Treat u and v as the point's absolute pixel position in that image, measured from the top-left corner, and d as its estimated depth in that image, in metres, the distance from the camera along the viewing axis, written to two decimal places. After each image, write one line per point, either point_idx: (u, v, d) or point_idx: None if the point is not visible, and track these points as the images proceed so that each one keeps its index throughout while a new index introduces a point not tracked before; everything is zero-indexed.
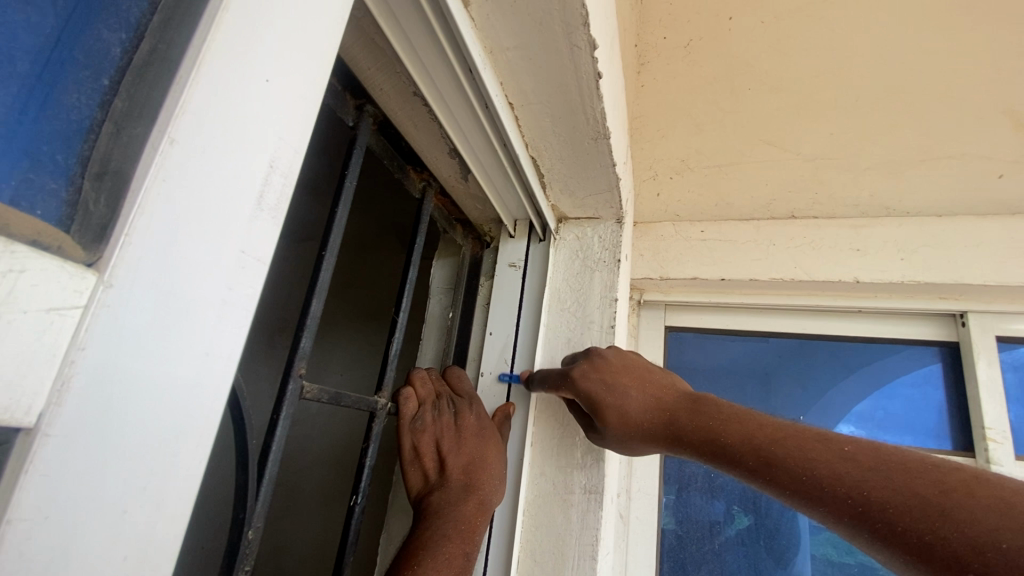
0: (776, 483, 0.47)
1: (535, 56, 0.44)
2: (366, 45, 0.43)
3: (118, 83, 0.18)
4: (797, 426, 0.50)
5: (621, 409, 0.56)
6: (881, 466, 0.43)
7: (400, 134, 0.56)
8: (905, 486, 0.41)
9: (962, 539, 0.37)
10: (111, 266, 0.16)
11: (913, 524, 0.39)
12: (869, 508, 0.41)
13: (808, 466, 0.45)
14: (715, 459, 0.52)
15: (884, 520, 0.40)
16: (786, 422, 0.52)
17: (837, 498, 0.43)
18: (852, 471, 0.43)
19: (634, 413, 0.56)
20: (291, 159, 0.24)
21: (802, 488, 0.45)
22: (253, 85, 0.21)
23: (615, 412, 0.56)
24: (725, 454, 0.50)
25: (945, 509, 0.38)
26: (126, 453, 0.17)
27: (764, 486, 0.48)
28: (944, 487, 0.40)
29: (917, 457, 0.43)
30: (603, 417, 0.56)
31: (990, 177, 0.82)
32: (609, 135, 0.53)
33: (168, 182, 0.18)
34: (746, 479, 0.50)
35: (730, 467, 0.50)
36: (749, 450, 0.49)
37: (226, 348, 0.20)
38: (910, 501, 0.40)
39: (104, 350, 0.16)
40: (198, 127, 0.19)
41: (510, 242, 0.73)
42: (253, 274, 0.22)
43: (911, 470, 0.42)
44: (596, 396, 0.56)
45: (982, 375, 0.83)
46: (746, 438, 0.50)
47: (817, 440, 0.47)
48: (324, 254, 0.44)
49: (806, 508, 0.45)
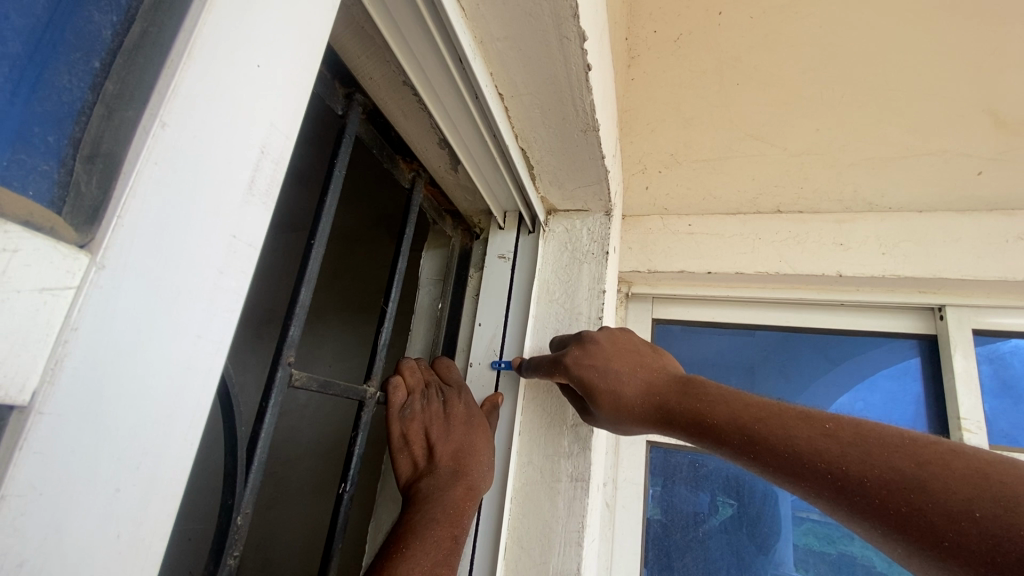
0: (760, 461, 0.47)
1: (525, 47, 0.44)
2: (356, 34, 0.43)
3: (108, 65, 0.18)
4: (780, 405, 0.51)
5: (613, 391, 0.57)
6: (859, 440, 0.44)
7: (390, 123, 0.56)
8: (883, 460, 0.41)
9: (935, 509, 0.38)
10: (105, 247, 0.16)
11: (889, 496, 0.40)
12: (847, 482, 0.42)
13: (789, 442, 0.46)
14: (703, 439, 0.52)
15: (862, 494, 0.41)
16: (771, 401, 0.52)
17: (815, 473, 0.44)
18: (832, 446, 0.44)
19: (626, 396, 0.58)
20: (283, 146, 0.24)
21: (783, 464, 0.46)
22: (245, 70, 0.21)
23: (607, 395, 0.57)
24: (710, 432, 0.52)
25: (921, 481, 0.39)
26: (119, 432, 0.17)
27: (747, 462, 0.49)
28: (920, 459, 0.40)
29: (895, 429, 0.44)
30: (597, 400, 0.58)
31: (970, 173, 0.84)
32: (598, 128, 0.54)
33: (160, 164, 0.18)
34: (731, 457, 0.51)
35: (716, 446, 0.52)
36: (733, 429, 0.50)
37: (216, 332, 0.21)
38: (887, 474, 0.41)
39: (97, 330, 0.16)
40: (190, 111, 0.19)
41: (500, 233, 0.73)
42: (245, 258, 0.22)
43: (888, 443, 0.43)
44: (591, 381, 0.57)
45: (959, 367, 0.85)
46: (729, 417, 0.51)
47: (798, 417, 0.48)
48: (313, 243, 0.44)
49: (789, 483, 0.46)
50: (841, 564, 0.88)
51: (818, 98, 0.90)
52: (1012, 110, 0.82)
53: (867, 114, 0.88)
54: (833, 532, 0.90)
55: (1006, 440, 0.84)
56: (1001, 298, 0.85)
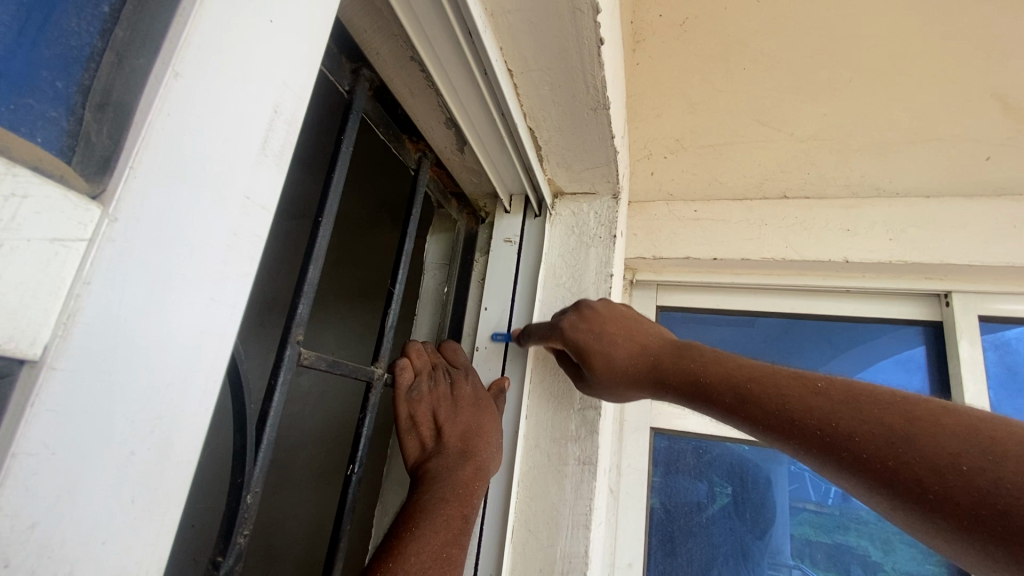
0: (751, 419, 0.47)
1: (539, 20, 0.43)
2: (363, 5, 0.42)
3: (118, 12, 0.17)
4: (772, 365, 0.51)
5: (606, 355, 0.57)
6: (850, 398, 0.43)
7: (397, 101, 0.55)
8: (872, 416, 0.41)
9: (922, 462, 0.37)
10: (117, 199, 0.16)
11: (876, 451, 0.39)
12: (836, 437, 0.41)
13: (779, 400, 0.46)
14: (693, 399, 0.53)
15: (849, 449, 0.41)
16: (764, 363, 0.52)
17: (805, 429, 0.43)
18: (822, 403, 0.44)
19: (618, 360, 0.58)
20: (296, 107, 0.23)
21: (773, 421, 0.46)
22: (256, 23, 0.21)
23: (601, 358, 0.57)
24: (702, 391, 0.52)
25: (910, 436, 0.39)
26: (133, 395, 0.17)
27: (739, 422, 0.49)
28: (910, 415, 0.40)
29: (887, 389, 0.44)
30: (591, 364, 0.58)
31: (978, 159, 0.84)
32: (608, 106, 0.53)
33: (173, 116, 0.17)
34: (720, 416, 0.51)
35: (706, 406, 0.52)
36: (726, 388, 0.50)
37: (230, 295, 0.20)
38: (876, 430, 0.40)
39: (111, 287, 0.16)
40: (202, 63, 0.18)
41: (506, 217, 0.72)
42: (258, 221, 0.21)
43: (879, 400, 0.42)
44: (584, 345, 0.58)
45: (965, 354, 0.85)
46: (722, 376, 0.51)
47: (791, 376, 0.48)
48: (321, 221, 0.43)
49: (779, 441, 0.46)
50: (838, 552, 0.88)
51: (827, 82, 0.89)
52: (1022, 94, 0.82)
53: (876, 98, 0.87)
54: (836, 520, 0.89)
55: None
56: (1008, 284, 0.85)
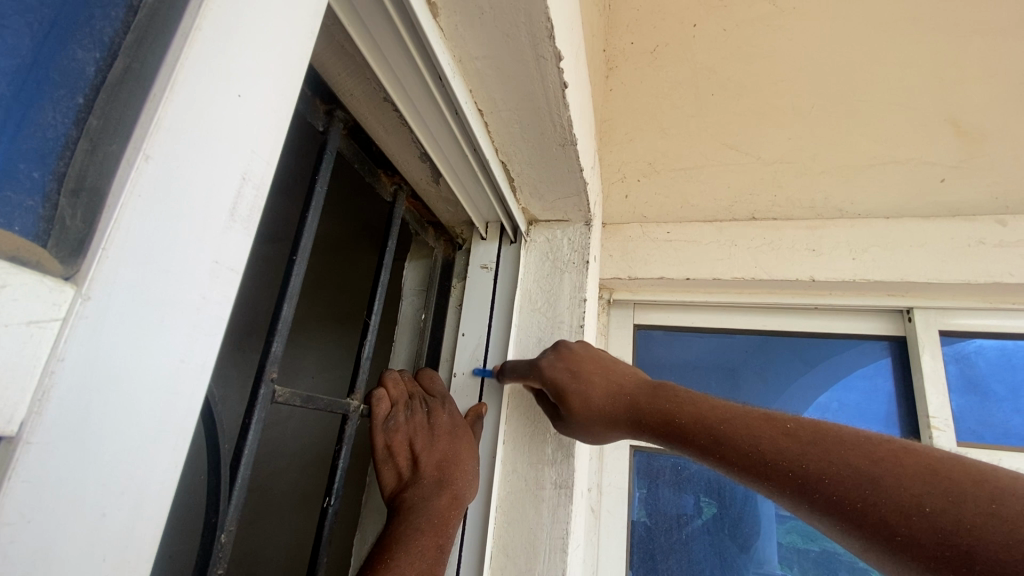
0: (726, 460, 0.49)
1: (504, 66, 0.46)
2: (337, 53, 0.44)
3: (92, 101, 0.19)
4: (744, 407, 0.53)
5: (584, 395, 0.58)
6: (818, 438, 0.45)
7: (371, 138, 0.56)
8: (839, 456, 0.43)
9: (889, 504, 0.39)
10: (90, 279, 0.17)
11: (845, 492, 0.41)
12: (808, 479, 0.43)
13: (752, 441, 0.48)
14: (671, 439, 0.54)
15: (820, 490, 0.43)
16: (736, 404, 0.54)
17: (778, 471, 0.45)
18: (792, 445, 0.46)
19: (596, 400, 0.59)
20: (263, 171, 0.24)
21: (748, 463, 0.47)
22: (225, 100, 0.22)
23: (579, 398, 0.58)
24: (679, 431, 0.53)
25: (875, 476, 0.41)
26: (103, 458, 0.18)
27: (714, 462, 0.51)
28: (875, 456, 0.42)
29: (853, 430, 0.46)
30: (569, 404, 0.58)
31: (933, 181, 0.88)
32: (576, 142, 0.55)
33: (144, 195, 0.18)
34: (698, 456, 0.52)
35: (682, 445, 0.53)
36: (701, 429, 0.52)
37: (198, 357, 0.21)
38: (843, 470, 0.42)
39: (82, 360, 0.17)
40: (173, 143, 0.20)
41: (482, 244, 0.74)
42: (227, 283, 0.22)
43: (845, 441, 0.44)
44: (562, 384, 0.58)
45: (927, 368, 0.88)
46: (697, 418, 0.53)
47: (762, 418, 0.50)
48: (295, 258, 0.44)
49: (755, 483, 0.47)
50: (825, 561, 0.90)
51: (788, 108, 0.95)
52: (969, 120, 0.87)
53: (832, 124, 0.92)
54: (814, 530, 0.91)
55: (972, 437, 0.87)
56: (965, 299, 0.89)
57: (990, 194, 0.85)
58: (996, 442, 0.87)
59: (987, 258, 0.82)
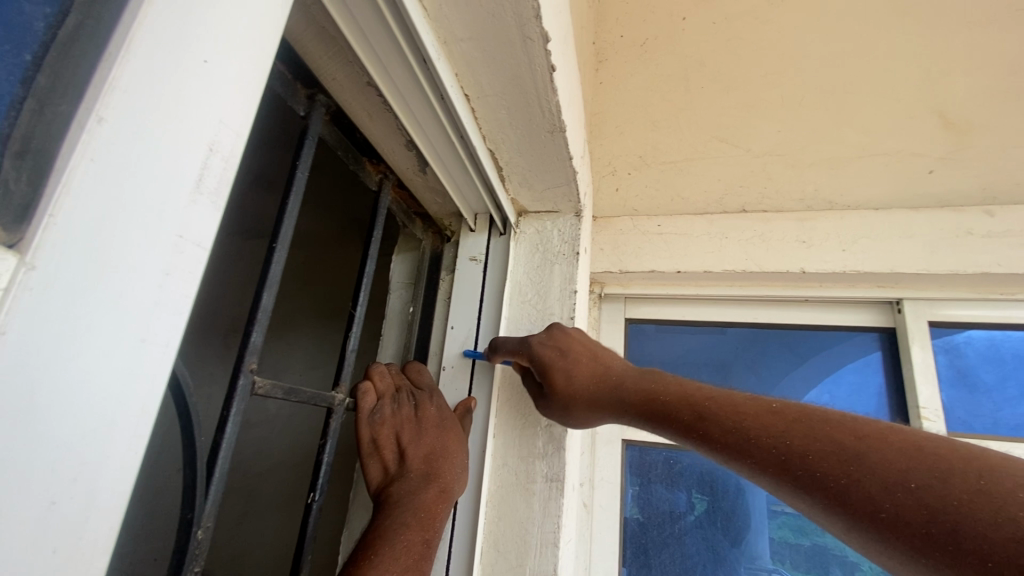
0: (708, 438, 0.49)
1: (490, 49, 0.44)
2: (318, 34, 0.42)
3: (41, 59, 0.17)
4: (731, 391, 0.52)
5: (569, 372, 0.58)
6: (803, 418, 0.45)
7: (355, 125, 0.55)
8: (825, 434, 0.43)
9: (873, 480, 0.39)
10: (35, 247, 0.16)
11: (830, 469, 0.41)
12: (791, 457, 0.43)
13: (737, 419, 0.48)
14: (655, 420, 0.54)
15: (804, 468, 0.42)
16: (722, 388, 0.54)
17: (762, 448, 0.45)
18: (777, 423, 0.46)
19: (580, 380, 0.58)
20: (233, 144, 0.23)
21: (731, 441, 0.47)
22: (189, 64, 0.21)
23: (562, 375, 0.58)
24: (664, 411, 0.53)
25: (861, 453, 0.40)
26: (54, 442, 0.16)
27: (696, 442, 0.50)
28: (860, 434, 0.42)
29: (839, 412, 0.46)
30: (552, 381, 0.58)
31: (922, 172, 0.88)
32: (564, 129, 0.54)
33: (97, 161, 0.17)
34: (680, 437, 0.52)
35: (666, 425, 0.53)
36: (686, 408, 0.52)
37: (161, 335, 0.20)
38: (828, 448, 0.42)
39: (29, 334, 0.15)
40: (131, 107, 0.18)
41: (471, 235, 0.73)
42: (193, 258, 0.21)
43: (830, 421, 0.44)
44: (548, 361, 0.58)
45: (917, 359, 0.88)
46: (684, 399, 0.53)
47: (748, 399, 0.50)
48: (275, 247, 0.43)
49: (736, 462, 0.47)
50: (815, 554, 0.90)
51: (778, 100, 0.94)
52: (957, 112, 0.87)
53: (822, 116, 0.92)
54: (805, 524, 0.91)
55: (962, 427, 0.87)
56: (954, 290, 0.89)
57: (977, 185, 0.86)
58: (986, 431, 0.87)
59: (975, 249, 0.83)
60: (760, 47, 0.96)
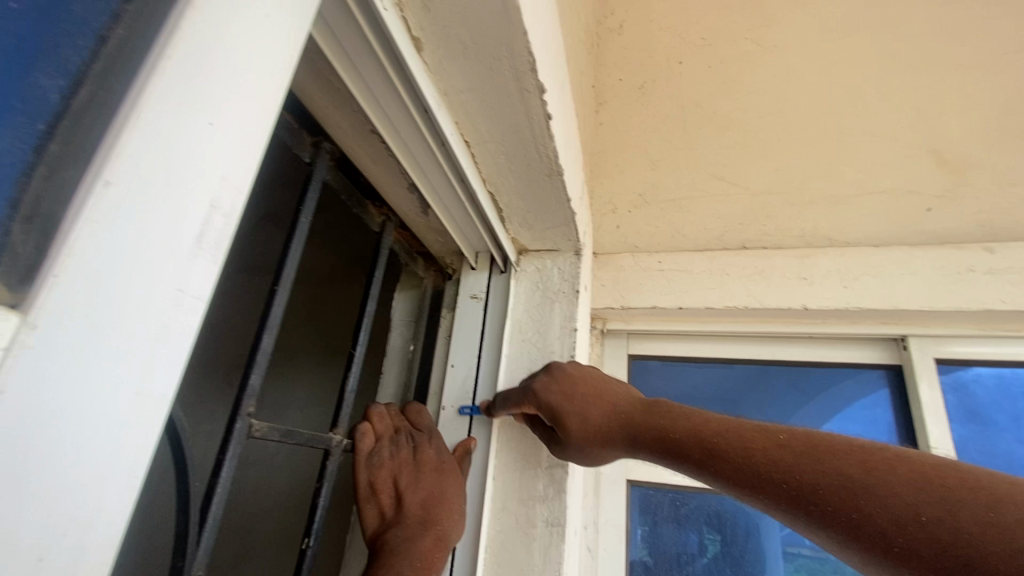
0: (722, 475, 0.48)
1: (489, 98, 0.46)
2: (323, 86, 0.45)
3: (54, 128, 0.18)
4: (741, 419, 0.51)
5: (582, 416, 0.58)
6: (811, 449, 0.44)
7: (359, 170, 0.57)
8: (832, 467, 0.42)
9: (884, 515, 0.38)
10: (38, 307, 0.16)
11: (841, 504, 0.40)
12: (803, 491, 0.42)
13: (746, 454, 0.47)
14: (668, 455, 0.53)
15: (816, 502, 0.41)
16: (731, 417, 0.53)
17: (774, 484, 0.44)
18: (785, 456, 0.45)
19: (594, 418, 0.58)
20: (234, 199, 0.24)
21: (743, 476, 0.46)
22: (196, 127, 0.22)
23: (576, 419, 0.58)
24: (674, 448, 0.52)
25: (869, 486, 0.39)
26: (44, 497, 0.17)
27: (709, 477, 0.49)
28: (868, 465, 0.41)
29: (847, 438, 0.44)
30: (566, 425, 0.58)
31: (921, 209, 0.89)
32: (562, 172, 0.55)
33: (102, 221, 0.18)
34: (692, 472, 0.51)
35: (679, 462, 0.52)
36: (695, 443, 0.51)
37: (157, 388, 0.20)
38: (837, 481, 0.41)
39: (26, 391, 0.16)
40: (136, 170, 0.19)
41: (472, 273, 0.74)
42: (191, 311, 0.22)
43: (838, 451, 0.43)
44: (556, 406, 0.58)
45: (925, 397, 0.86)
46: (691, 431, 0.52)
47: (755, 429, 0.49)
48: (277, 289, 0.43)
49: (750, 497, 0.46)
50: None
51: (775, 140, 0.96)
52: (952, 151, 0.89)
53: (819, 155, 0.94)
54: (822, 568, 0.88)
55: None
56: (960, 327, 0.88)
57: (976, 223, 0.86)
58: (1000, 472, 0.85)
59: (977, 286, 0.83)
60: (755, 89, 0.99)
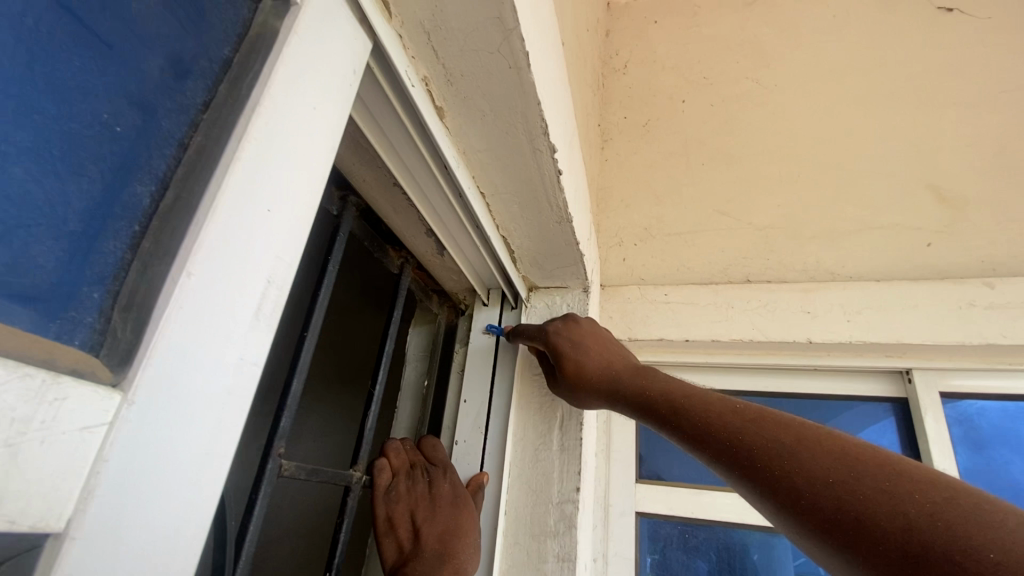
0: (677, 429, 0.51)
1: (504, 157, 0.50)
2: (353, 147, 0.48)
3: (146, 227, 0.21)
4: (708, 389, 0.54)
5: (579, 362, 0.62)
6: (760, 418, 0.47)
7: (381, 217, 0.60)
8: (772, 433, 0.45)
9: (799, 475, 0.41)
10: (135, 385, 0.19)
11: (768, 462, 0.43)
12: (739, 446, 0.45)
13: (704, 413, 0.50)
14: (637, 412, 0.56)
15: (746, 458, 0.44)
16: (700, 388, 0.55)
17: (716, 439, 0.47)
18: (735, 419, 0.47)
19: (588, 368, 0.62)
20: (286, 273, 0.27)
21: (694, 432, 0.49)
22: (257, 214, 0.25)
23: (573, 362, 0.62)
24: (643, 406, 0.56)
25: (796, 451, 0.42)
26: (134, 548, 0.19)
27: (667, 432, 0.52)
28: (801, 437, 0.43)
29: (795, 416, 0.47)
30: (563, 366, 0.63)
31: (920, 245, 0.90)
32: (571, 220, 0.59)
33: (184, 306, 0.21)
34: (653, 425, 0.54)
35: (646, 419, 0.55)
36: (663, 401, 0.54)
37: (223, 446, 0.23)
38: (771, 445, 0.44)
39: (122, 459, 0.19)
40: (211, 259, 0.22)
41: (483, 309, 0.78)
42: (250, 377, 0.25)
43: (782, 422, 0.46)
44: (561, 349, 0.63)
45: (932, 430, 0.87)
46: (663, 392, 0.55)
47: (717, 396, 0.51)
48: (306, 334, 0.46)
49: (694, 450, 0.49)
50: None
51: (776, 176, 1.00)
52: (948, 189, 0.92)
53: (818, 191, 0.97)
54: None
55: None
56: (963, 361, 0.89)
57: (975, 258, 0.88)
58: None
59: (980, 321, 0.83)
60: (754, 129, 1.04)
